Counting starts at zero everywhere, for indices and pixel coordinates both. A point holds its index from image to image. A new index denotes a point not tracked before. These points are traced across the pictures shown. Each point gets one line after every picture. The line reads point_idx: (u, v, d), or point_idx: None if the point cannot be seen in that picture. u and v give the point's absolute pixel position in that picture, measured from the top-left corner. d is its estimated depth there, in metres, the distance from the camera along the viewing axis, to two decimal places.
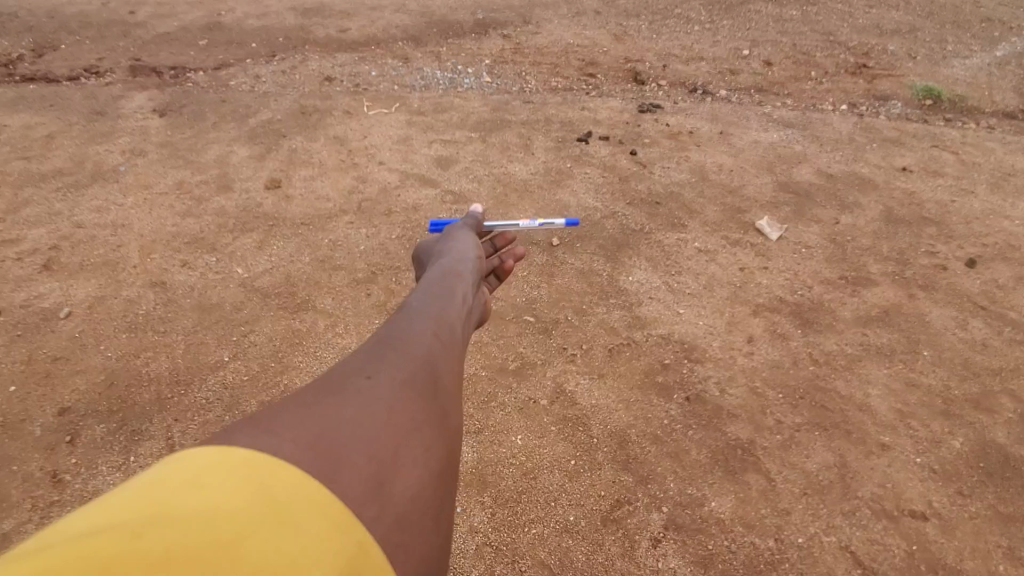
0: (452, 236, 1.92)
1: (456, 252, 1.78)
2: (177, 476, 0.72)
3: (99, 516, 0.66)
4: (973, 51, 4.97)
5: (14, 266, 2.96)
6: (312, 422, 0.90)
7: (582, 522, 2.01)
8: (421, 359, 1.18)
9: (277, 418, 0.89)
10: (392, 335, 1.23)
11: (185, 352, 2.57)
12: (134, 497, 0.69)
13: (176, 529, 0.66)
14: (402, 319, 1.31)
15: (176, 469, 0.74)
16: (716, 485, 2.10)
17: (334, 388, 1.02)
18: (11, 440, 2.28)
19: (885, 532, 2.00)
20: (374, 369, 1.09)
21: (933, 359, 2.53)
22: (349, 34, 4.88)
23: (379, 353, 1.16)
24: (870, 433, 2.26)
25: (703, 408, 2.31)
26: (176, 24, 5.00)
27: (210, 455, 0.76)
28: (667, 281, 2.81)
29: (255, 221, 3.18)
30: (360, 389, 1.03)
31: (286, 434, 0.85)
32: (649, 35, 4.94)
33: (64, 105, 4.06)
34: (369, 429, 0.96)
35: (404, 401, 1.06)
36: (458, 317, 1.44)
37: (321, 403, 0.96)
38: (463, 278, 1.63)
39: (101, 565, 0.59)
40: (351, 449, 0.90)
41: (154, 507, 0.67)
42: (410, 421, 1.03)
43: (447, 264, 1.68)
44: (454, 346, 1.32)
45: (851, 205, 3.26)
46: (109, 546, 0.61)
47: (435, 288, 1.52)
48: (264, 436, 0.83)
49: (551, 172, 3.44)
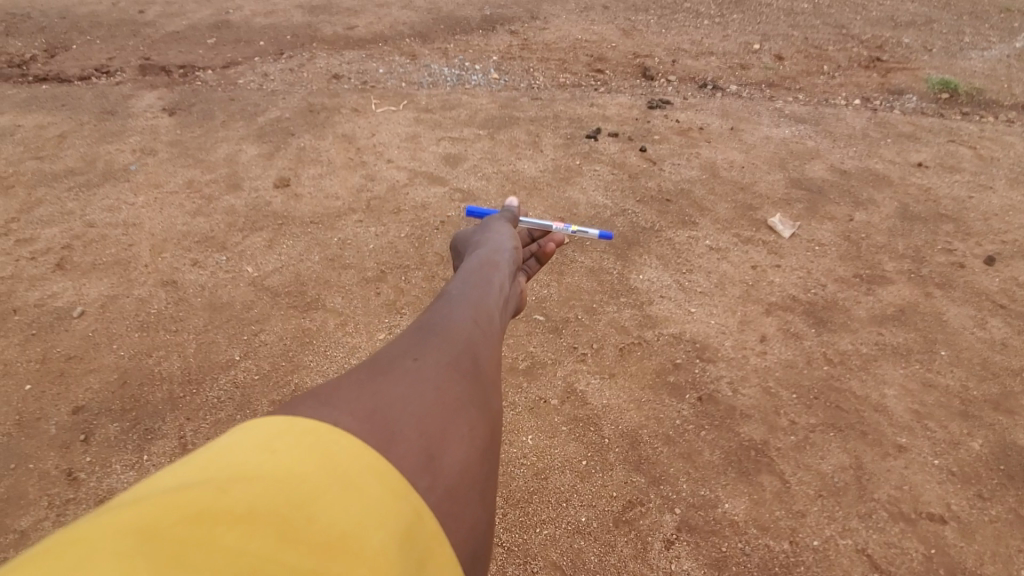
0: (489, 226, 1.89)
1: (493, 242, 1.75)
2: (247, 443, 0.72)
3: (180, 477, 0.67)
4: (991, 43, 4.88)
5: (28, 266, 2.98)
6: (366, 398, 0.87)
7: (595, 523, 2.00)
8: (465, 344, 1.14)
9: (330, 394, 0.87)
10: (434, 320, 1.19)
11: (196, 351, 2.58)
12: (210, 461, 0.69)
13: (252, 486, 0.65)
14: (442, 306, 1.27)
15: (247, 437, 0.73)
16: (730, 486, 2.08)
17: (382, 368, 0.99)
18: (27, 439, 2.30)
19: (903, 535, 1.97)
20: (420, 352, 1.06)
21: (951, 359, 2.49)
22: (357, 31, 4.87)
23: (423, 336, 1.12)
24: (887, 434, 2.23)
25: (715, 408, 2.29)
26: (185, 23, 5.02)
27: (274, 426, 0.75)
28: (677, 279, 2.79)
29: (265, 220, 3.18)
30: (408, 369, 1.00)
31: (341, 409, 0.82)
32: (658, 30, 4.89)
33: (75, 105, 4.09)
34: (419, 406, 0.92)
35: (451, 383, 1.02)
36: (496, 306, 1.39)
37: (371, 381, 0.93)
38: (500, 269, 1.58)
39: (191, 517, 0.59)
40: (404, 424, 0.87)
41: (231, 468, 0.67)
42: (458, 400, 0.99)
43: (483, 254, 1.64)
44: (495, 334, 1.28)
45: (865, 202, 3.21)
46: (197, 498, 0.61)
47: (472, 277, 1.48)
48: (321, 410, 0.81)
49: (560, 169, 3.41)
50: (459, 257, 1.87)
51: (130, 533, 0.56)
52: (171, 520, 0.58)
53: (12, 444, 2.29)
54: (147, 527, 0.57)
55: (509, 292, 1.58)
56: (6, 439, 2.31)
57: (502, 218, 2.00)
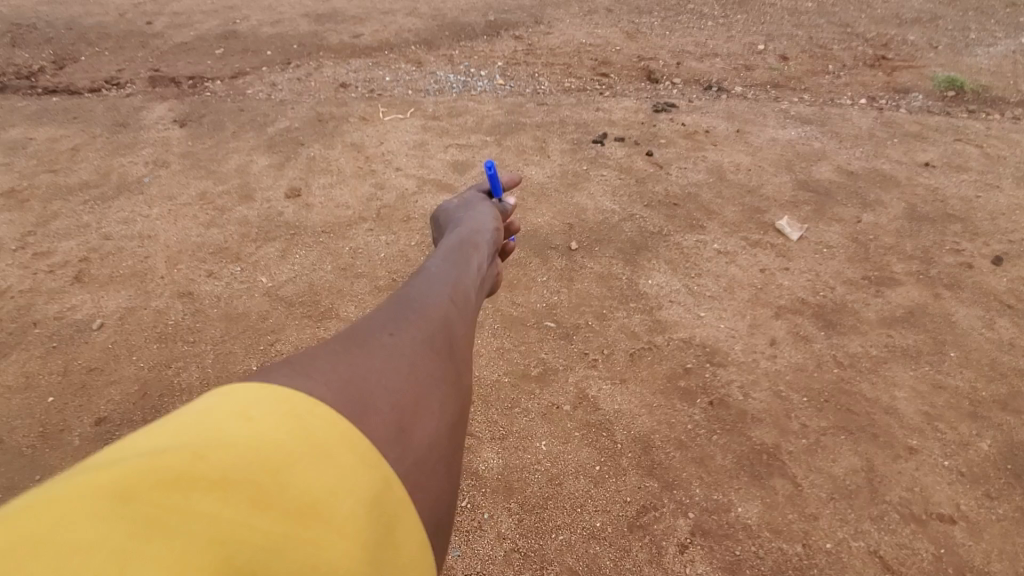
0: (472, 206, 1.90)
1: (475, 225, 1.74)
2: (218, 404, 0.67)
3: (151, 439, 0.62)
4: (998, 38, 4.86)
5: (46, 279, 3.05)
6: (341, 367, 0.83)
7: (609, 528, 2.03)
8: (441, 321, 1.10)
9: (301, 362, 0.81)
10: (410, 295, 1.15)
11: (214, 362, 2.63)
12: (181, 422, 0.64)
13: (229, 451, 0.61)
14: (420, 283, 1.23)
15: (222, 396, 0.68)
16: (743, 490, 2.10)
17: (357, 340, 0.94)
18: (52, 451, 2.36)
19: (914, 536, 1.99)
20: (397, 326, 1.01)
21: (960, 360, 2.50)
22: (363, 39, 4.92)
23: (400, 311, 1.08)
24: (897, 436, 2.24)
25: (726, 412, 2.32)
26: (193, 34, 5.08)
27: (246, 389, 0.70)
28: (686, 283, 2.82)
29: (277, 229, 3.23)
30: (383, 342, 0.95)
31: (313, 376, 0.78)
32: (662, 32, 4.91)
33: (87, 117, 4.16)
34: (394, 379, 0.88)
35: (427, 358, 0.98)
36: (472, 287, 1.37)
37: (346, 351, 0.88)
38: (478, 252, 1.57)
39: (167, 482, 0.56)
40: (378, 395, 0.82)
41: (204, 430, 0.63)
42: (432, 375, 0.95)
43: (463, 237, 1.62)
44: (470, 313, 1.25)
45: (872, 203, 3.22)
46: (170, 464, 0.58)
47: (450, 258, 1.45)
48: (291, 376, 0.76)
49: (567, 175, 3.44)
50: (440, 235, 1.88)
51: (104, 498, 0.53)
52: (144, 486, 0.55)
53: (38, 456, 2.35)
54: (122, 491, 0.54)
55: (486, 275, 1.57)
56: (32, 451, 2.37)
57: (492, 205, 1.99)
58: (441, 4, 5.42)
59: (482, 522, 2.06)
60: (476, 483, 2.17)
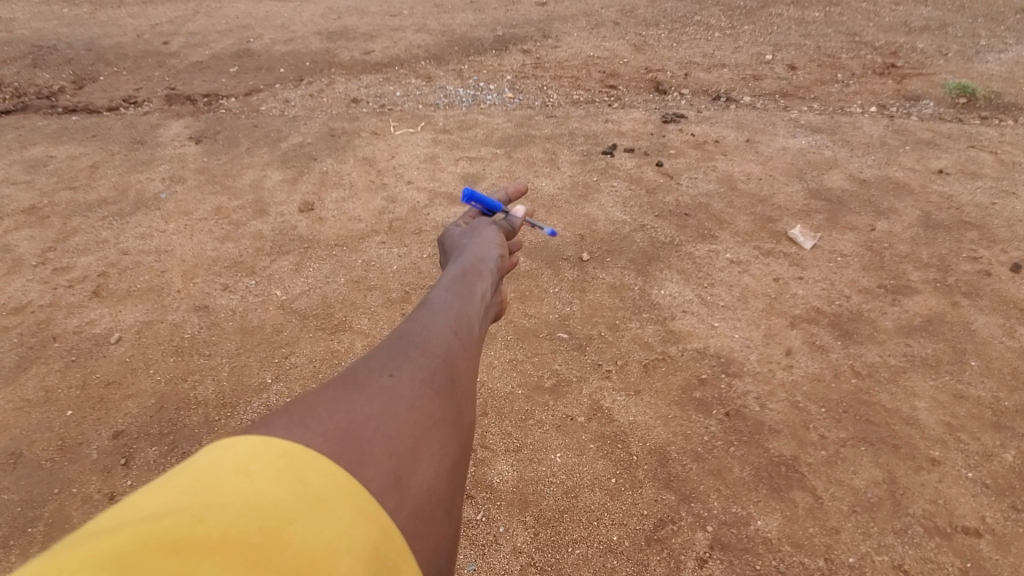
0: (477, 230, 1.82)
1: (479, 249, 1.69)
2: (217, 462, 0.67)
3: (148, 500, 0.62)
4: (1008, 44, 4.84)
5: (66, 294, 3.10)
6: (340, 415, 0.83)
7: (626, 542, 2.00)
8: (441, 357, 1.11)
9: (300, 410, 0.82)
10: (411, 333, 1.16)
11: (229, 375, 2.65)
12: (180, 482, 0.64)
13: (227, 511, 0.61)
14: (420, 317, 1.24)
15: (220, 455, 0.69)
16: (762, 503, 2.07)
17: (357, 383, 0.94)
18: (70, 463, 2.39)
19: (939, 550, 1.95)
20: (396, 366, 1.02)
21: (981, 370, 2.46)
22: (373, 55, 5.00)
23: (400, 350, 1.08)
24: (919, 447, 2.20)
25: (743, 423, 2.29)
26: (208, 53, 5.20)
27: (245, 445, 0.70)
28: (699, 293, 2.81)
29: (291, 243, 3.27)
30: (383, 386, 0.96)
31: (311, 426, 0.78)
32: (669, 44, 4.94)
33: (106, 135, 4.25)
34: (392, 424, 0.88)
35: (426, 400, 0.98)
36: (475, 318, 1.37)
37: (346, 396, 0.89)
38: (482, 279, 1.55)
39: (167, 546, 0.55)
40: (376, 442, 0.82)
41: (203, 491, 0.63)
42: (430, 417, 0.95)
43: (467, 262, 1.62)
44: (472, 348, 1.24)
45: (886, 211, 3.20)
46: (169, 527, 0.57)
47: (453, 288, 1.44)
48: (291, 426, 0.76)
49: (577, 186, 3.46)
50: (444, 260, 1.82)
51: (105, 565, 0.52)
52: (145, 551, 0.54)
53: (56, 469, 2.37)
54: (121, 558, 0.53)
55: (491, 303, 1.55)
56: (51, 464, 2.39)
57: (495, 226, 1.89)
58: (449, 20, 5.50)
59: (497, 536, 2.05)
60: (491, 496, 2.15)
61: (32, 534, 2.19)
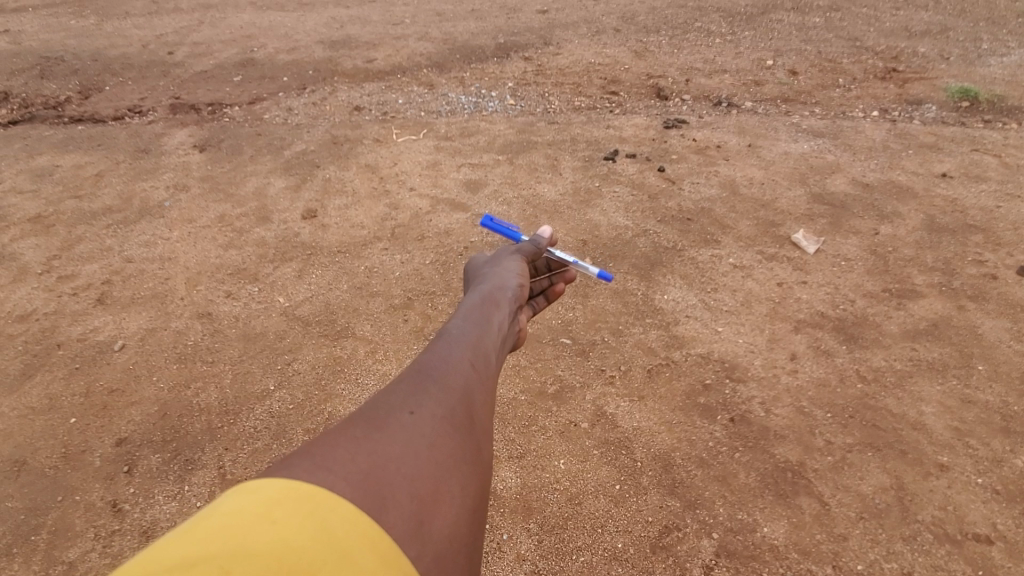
0: (499, 253, 1.76)
1: (500, 274, 1.60)
2: (240, 507, 0.62)
3: (170, 548, 0.56)
4: (1011, 48, 4.84)
5: (70, 301, 3.11)
6: (361, 456, 0.78)
7: (631, 549, 1.98)
8: (462, 391, 1.05)
9: (319, 450, 0.77)
10: (430, 364, 1.09)
11: (232, 382, 2.65)
12: (203, 528, 0.59)
13: (253, 563, 0.56)
14: (441, 345, 1.18)
15: (243, 497, 0.64)
16: (769, 509, 2.05)
17: (376, 419, 0.88)
18: (73, 471, 2.38)
19: (949, 557, 1.92)
20: (417, 401, 0.96)
21: (989, 374, 2.44)
22: (376, 63, 5.02)
23: (419, 383, 1.02)
24: (927, 452, 2.18)
25: (748, 429, 2.27)
26: (212, 62, 5.24)
27: (267, 487, 0.65)
28: (702, 298, 2.80)
29: (294, 250, 3.28)
30: (403, 424, 0.90)
31: (333, 469, 0.73)
32: (670, 50, 4.96)
33: (111, 144, 4.28)
34: (412, 465, 0.83)
35: (446, 439, 0.92)
36: (495, 344, 1.30)
37: (367, 435, 0.83)
38: (500, 308, 1.44)
39: None
40: (397, 485, 0.77)
41: (229, 538, 0.57)
42: (450, 457, 0.90)
43: (491, 281, 1.56)
44: (491, 380, 1.17)
45: (890, 215, 3.19)
46: None
47: (471, 315, 1.36)
48: (313, 468, 0.71)
49: (579, 192, 3.46)
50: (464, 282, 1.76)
51: None
52: None
53: (59, 477, 2.37)
54: None
55: (509, 332, 1.44)
56: (54, 471, 2.39)
57: (518, 251, 1.77)
58: (451, 28, 5.54)
59: (501, 543, 2.03)
60: (494, 503, 2.14)
61: (34, 543, 2.18)
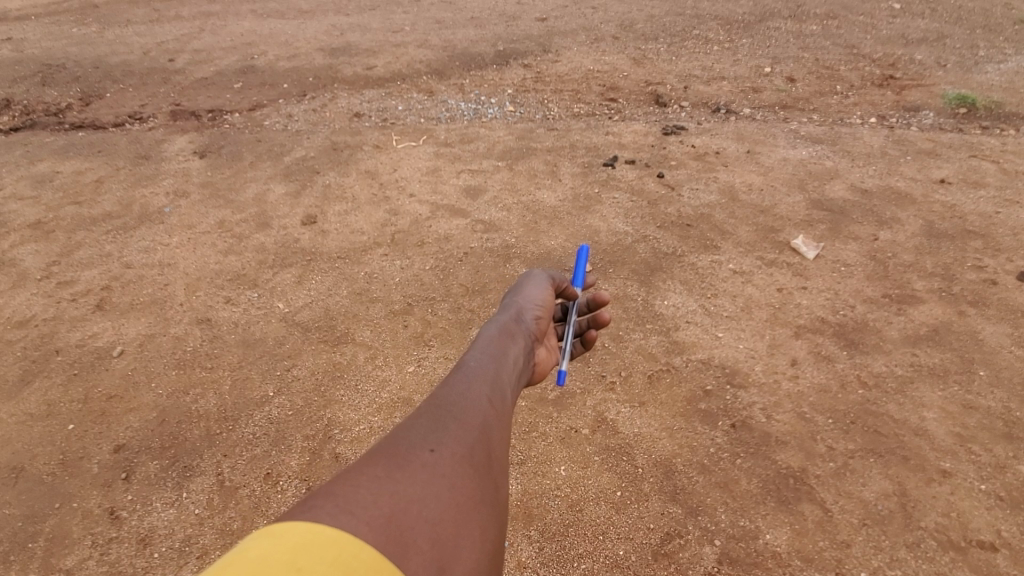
0: (522, 279, 1.73)
1: (518, 304, 1.58)
2: (264, 555, 0.56)
3: None
4: (1007, 55, 4.88)
5: (69, 308, 3.10)
6: (384, 498, 0.75)
7: (633, 557, 1.97)
8: (480, 430, 1.03)
9: (341, 492, 0.73)
10: (448, 401, 1.07)
11: (232, 388, 2.64)
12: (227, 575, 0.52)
13: None
14: (457, 381, 1.16)
15: (263, 544, 0.57)
16: (770, 517, 2.04)
17: (398, 459, 0.86)
18: (70, 478, 2.36)
19: (953, 565, 1.91)
20: (437, 441, 0.94)
21: (991, 380, 2.44)
22: (376, 70, 5.05)
23: (438, 420, 1.00)
24: (929, 459, 2.17)
25: (749, 435, 2.27)
26: (213, 69, 5.26)
27: (292, 532, 0.60)
28: (702, 303, 2.80)
29: (294, 256, 3.28)
30: (425, 463, 0.88)
31: (355, 512, 0.69)
32: (668, 58, 4.99)
33: (111, 150, 4.29)
34: (434, 506, 0.81)
35: (465, 480, 0.90)
36: (510, 380, 1.28)
37: (389, 476, 0.81)
38: (516, 341, 1.43)
39: None
40: (419, 531, 0.74)
41: None
42: (470, 499, 0.87)
43: (511, 314, 1.54)
44: (509, 416, 1.16)
45: (889, 221, 3.20)
46: None
47: (487, 347, 1.34)
48: (337, 511, 0.67)
49: (579, 198, 3.47)
50: None
51: None
52: None
53: (57, 484, 2.35)
54: None
55: (524, 366, 1.42)
56: (52, 479, 2.37)
57: (549, 279, 1.74)
58: (452, 35, 5.57)
59: None
60: None
61: (32, 550, 2.16)
